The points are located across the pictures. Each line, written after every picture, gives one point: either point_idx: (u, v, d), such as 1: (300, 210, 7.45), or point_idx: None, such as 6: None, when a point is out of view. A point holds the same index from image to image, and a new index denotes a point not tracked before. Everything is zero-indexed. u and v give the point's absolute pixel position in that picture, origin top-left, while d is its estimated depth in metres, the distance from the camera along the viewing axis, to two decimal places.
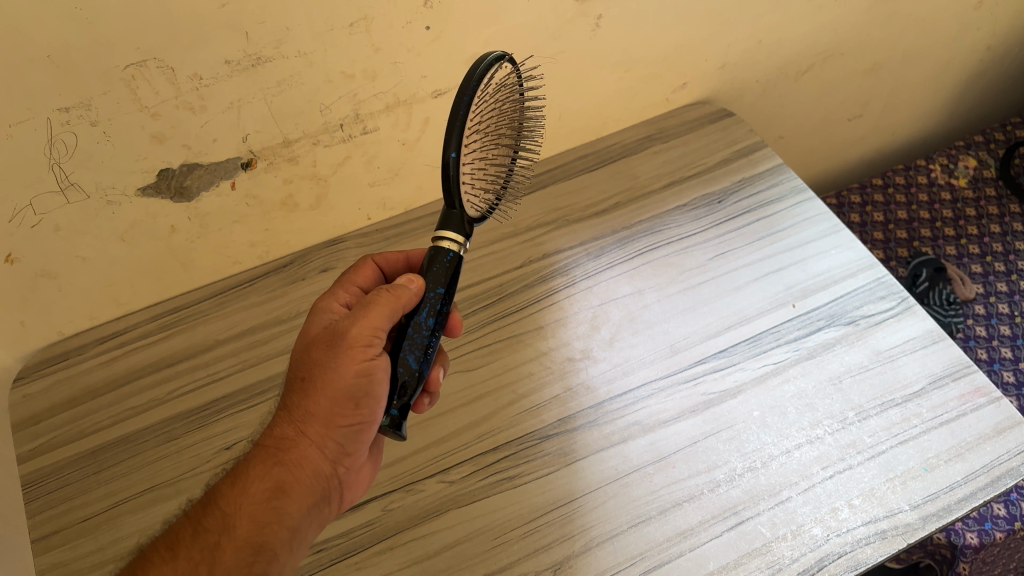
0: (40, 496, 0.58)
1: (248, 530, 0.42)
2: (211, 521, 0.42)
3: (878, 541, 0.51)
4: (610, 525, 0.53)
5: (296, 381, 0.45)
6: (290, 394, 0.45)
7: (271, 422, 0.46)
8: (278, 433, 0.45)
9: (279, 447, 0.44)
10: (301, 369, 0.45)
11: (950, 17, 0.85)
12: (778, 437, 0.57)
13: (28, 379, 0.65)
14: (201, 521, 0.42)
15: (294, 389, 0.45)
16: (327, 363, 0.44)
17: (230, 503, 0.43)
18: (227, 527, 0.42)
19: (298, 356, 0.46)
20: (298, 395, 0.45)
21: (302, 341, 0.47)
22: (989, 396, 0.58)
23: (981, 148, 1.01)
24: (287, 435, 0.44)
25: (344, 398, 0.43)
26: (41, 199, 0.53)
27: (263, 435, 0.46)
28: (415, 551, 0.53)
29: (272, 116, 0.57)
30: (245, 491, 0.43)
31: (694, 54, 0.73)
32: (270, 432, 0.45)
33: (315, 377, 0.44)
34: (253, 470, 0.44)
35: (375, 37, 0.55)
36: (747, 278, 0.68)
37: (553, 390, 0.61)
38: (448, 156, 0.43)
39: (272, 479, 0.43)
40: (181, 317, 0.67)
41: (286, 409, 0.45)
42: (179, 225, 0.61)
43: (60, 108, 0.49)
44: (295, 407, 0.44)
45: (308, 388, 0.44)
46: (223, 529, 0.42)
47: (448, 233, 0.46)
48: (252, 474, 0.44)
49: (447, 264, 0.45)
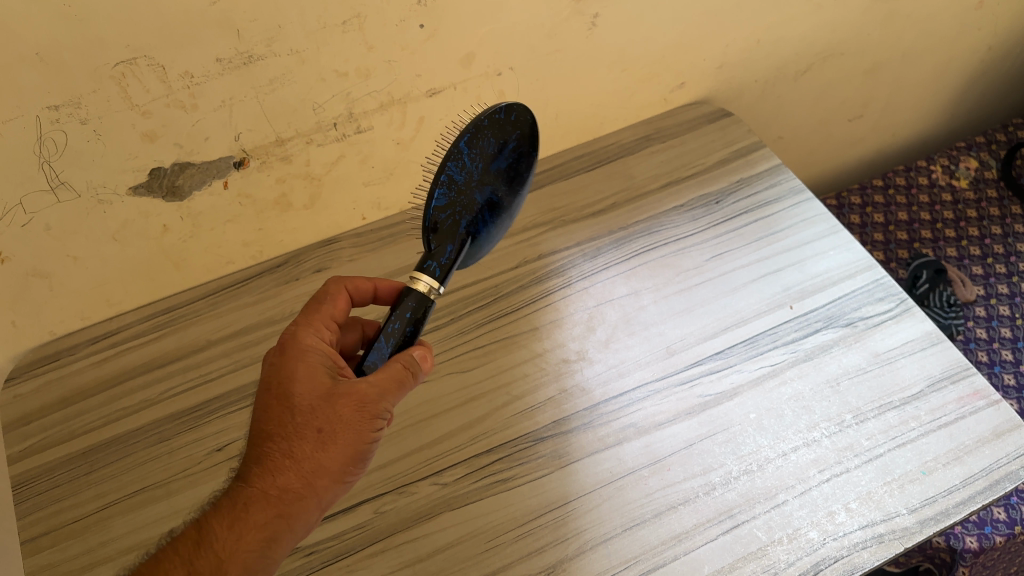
0: (31, 497, 0.58)
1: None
2: (204, 565, 0.40)
3: (875, 545, 0.50)
4: (603, 528, 0.52)
5: (306, 429, 0.42)
6: (298, 441, 0.42)
7: (270, 465, 0.42)
8: (283, 482, 0.42)
9: (281, 496, 0.42)
10: (315, 417, 0.42)
11: (950, 16, 0.84)
12: (774, 439, 0.56)
13: (20, 379, 0.64)
14: (191, 564, 0.40)
15: (304, 437, 0.42)
16: (349, 422, 0.43)
17: (224, 550, 0.41)
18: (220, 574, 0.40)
19: (308, 401, 0.43)
20: (310, 446, 0.42)
21: (310, 384, 0.43)
22: (988, 399, 0.57)
23: (982, 149, 1.00)
24: (293, 487, 0.42)
25: (358, 456, 0.43)
26: (32, 198, 0.53)
27: (258, 477, 0.42)
28: (407, 553, 0.52)
29: (265, 114, 0.56)
30: (241, 537, 0.41)
31: (692, 53, 0.72)
32: (270, 477, 0.42)
33: (336, 434, 0.42)
34: (251, 517, 0.41)
35: (368, 35, 0.55)
36: (744, 280, 0.67)
37: (548, 392, 0.60)
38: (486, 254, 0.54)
39: (270, 528, 0.42)
40: (174, 317, 0.67)
41: (291, 456, 0.42)
42: (172, 224, 0.61)
43: (50, 106, 0.48)
44: (307, 458, 0.42)
45: (324, 442, 0.42)
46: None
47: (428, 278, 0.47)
48: (249, 521, 0.41)
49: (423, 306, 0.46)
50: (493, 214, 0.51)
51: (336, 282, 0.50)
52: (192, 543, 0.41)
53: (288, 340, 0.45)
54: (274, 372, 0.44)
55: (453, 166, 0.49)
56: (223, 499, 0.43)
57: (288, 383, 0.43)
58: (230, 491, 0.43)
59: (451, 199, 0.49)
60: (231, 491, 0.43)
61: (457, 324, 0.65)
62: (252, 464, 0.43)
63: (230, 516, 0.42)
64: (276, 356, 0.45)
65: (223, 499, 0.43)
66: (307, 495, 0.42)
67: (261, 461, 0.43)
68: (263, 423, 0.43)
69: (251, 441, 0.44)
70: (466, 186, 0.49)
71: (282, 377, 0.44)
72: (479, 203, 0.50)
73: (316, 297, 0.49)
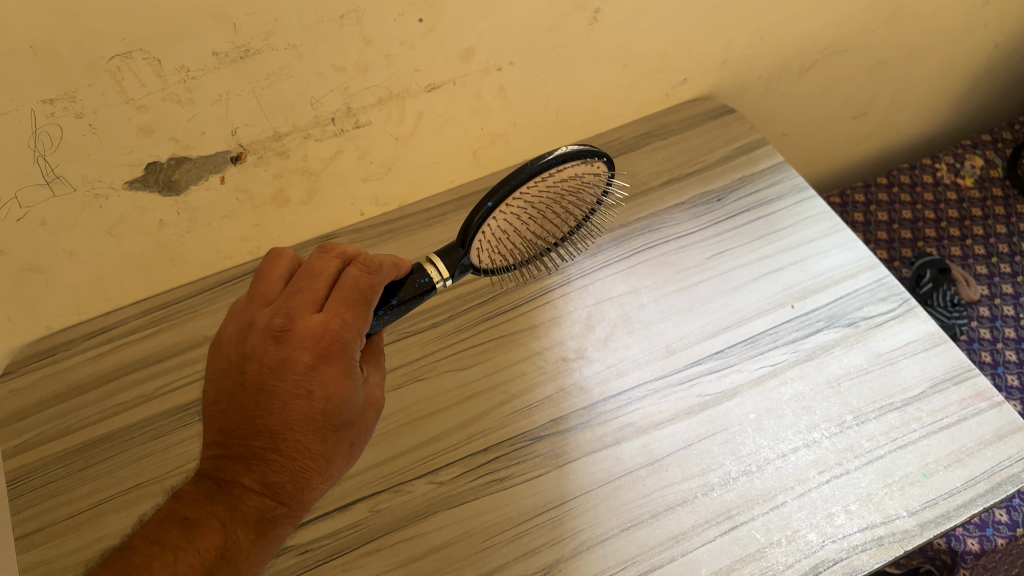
0: (26, 492, 0.58)
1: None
2: None
3: (874, 548, 0.50)
4: (601, 529, 0.52)
5: (344, 446, 0.43)
6: (332, 460, 0.43)
7: (302, 482, 0.42)
8: (309, 496, 0.43)
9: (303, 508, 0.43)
10: (350, 435, 0.44)
11: (958, 13, 0.83)
12: (773, 440, 0.56)
13: (15, 374, 0.64)
14: None
15: (338, 453, 0.43)
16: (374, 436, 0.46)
17: (246, 562, 0.40)
18: None
19: (350, 419, 0.43)
20: (342, 461, 0.44)
21: (354, 405, 0.43)
22: (991, 401, 0.57)
23: (988, 147, 0.99)
24: (316, 499, 0.43)
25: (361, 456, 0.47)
26: (26, 192, 0.53)
27: (288, 492, 0.42)
28: (403, 552, 0.52)
29: (262, 109, 0.56)
30: (261, 549, 0.41)
31: (694, 48, 0.71)
32: (300, 492, 0.42)
33: (362, 448, 0.45)
34: (277, 530, 0.42)
35: (366, 29, 0.54)
36: (746, 278, 0.67)
37: (547, 390, 0.60)
38: (484, 204, 0.45)
39: (284, 534, 0.43)
40: (170, 313, 0.67)
41: (325, 472, 0.43)
42: (168, 219, 0.60)
43: (45, 100, 0.48)
44: (337, 471, 0.44)
45: (351, 455, 0.44)
46: None
47: (440, 262, 0.47)
48: (273, 534, 0.41)
49: (421, 290, 0.47)
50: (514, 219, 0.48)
51: (372, 264, 0.44)
52: (213, 554, 0.39)
53: (336, 346, 0.42)
54: (319, 384, 0.41)
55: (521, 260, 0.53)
56: (243, 506, 0.41)
57: (336, 403, 0.42)
58: (251, 499, 0.41)
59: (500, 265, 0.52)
60: (253, 500, 0.41)
61: (454, 321, 0.65)
62: (280, 475, 0.42)
63: (256, 530, 0.41)
64: (322, 365, 0.41)
65: (245, 507, 0.41)
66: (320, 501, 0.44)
67: (289, 475, 0.42)
68: (296, 435, 0.41)
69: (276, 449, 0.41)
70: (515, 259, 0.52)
71: (331, 394, 0.41)
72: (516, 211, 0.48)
73: (359, 287, 0.43)
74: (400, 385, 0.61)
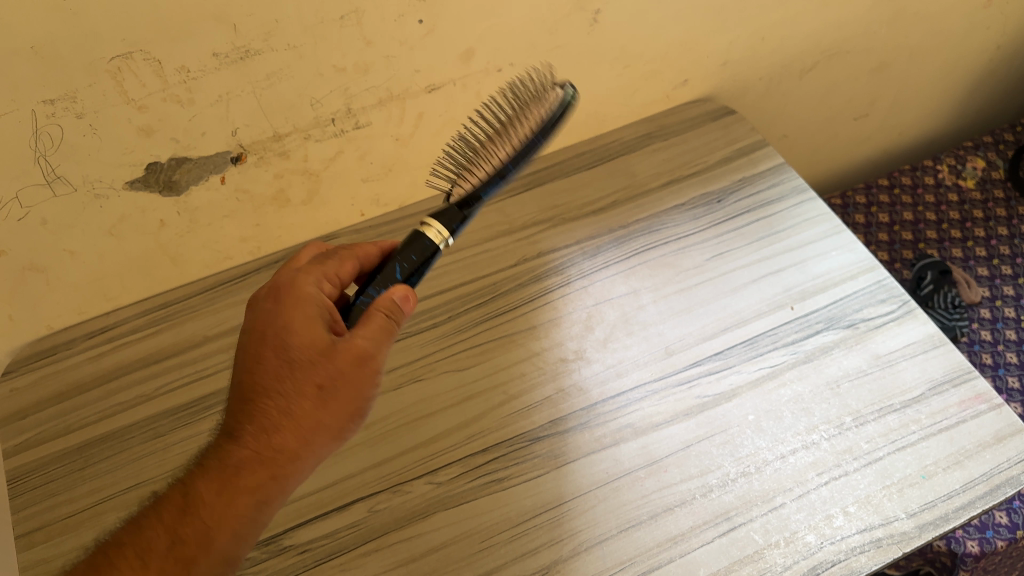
0: (26, 491, 0.58)
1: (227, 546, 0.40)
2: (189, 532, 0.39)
3: (873, 549, 0.50)
4: (599, 529, 0.52)
5: (308, 385, 0.42)
6: (297, 398, 0.42)
7: (264, 424, 0.42)
8: (276, 441, 0.41)
9: (272, 457, 0.41)
10: (315, 374, 0.42)
11: (959, 14, 0.83)
12: (772, 441, 0.56)
13: (16, 373, 0.64)
14: (175, 531, 0.39)
15: (303, 393, 0.42)
16: (353, 381, 0.43)
17: (212, 515, 0.40)
18: (206, 543, 0.39)
19: (307, 354, 0.42)
20: (309, 403, 0.42)
21: (308, 339, 0.42)
22: (990, 403, 0.57)
23: (990, 149, 0.99)
24: (286, 446, 0.42)
25: (356, 411, 0.43)
26: (27, 192, 0.53)
27: (252, 437, 0.41)
28: (401, 553, 0.52)
29: (262, 109, 0.56)
30: (229, 502, 0.40)
31: (695, 49, 0.71)
32: (263, 436, 0.41)
33: (337, 393, 0.42)
34: (241, 480, 0.41)
35: (366, 30, 0.54)
36: (746, 280, 0.66)
37: (546, 391, 0.60)
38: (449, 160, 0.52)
39: (260, 493, 0.41)
40: (171, 312, 0.67)
41: (288, 412, 0.42)
42: (169, 219, 0.60)
43: (46, 100, 0.48)
44: (306, 416, 0.42)
45: (323, 399, 0.42)
46: (202, 545, 0.39)
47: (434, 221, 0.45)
48: (239, 485, 0.41)
49: (417, 246, 0.45)
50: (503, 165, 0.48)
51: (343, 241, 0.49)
52: (178, 509, 0.40)
53: (285, 289, 0.45)
54: (270, 323, 0.44)
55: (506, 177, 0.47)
56: (210, 461, 0.42)
57: (287, 334, 0.43)
58: (218, 453, 0.42)
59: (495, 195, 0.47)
60: (219, 452, 0.42)
61: (454, 321, 0.65)
62: (243, 423, 0.42)
63: (219, 480, 0.41)
64: (272, 300, 0.44)
65: (210, 462, 0.41)
66: (301, 458, 0.42)
67: (252, 418, 0.42)
68: (257, 377, 0.43)
69: (241, 397, 0.43)
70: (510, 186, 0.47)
71: (279, 327, 0.43)
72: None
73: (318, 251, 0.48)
74: (400, 385, 0.61)
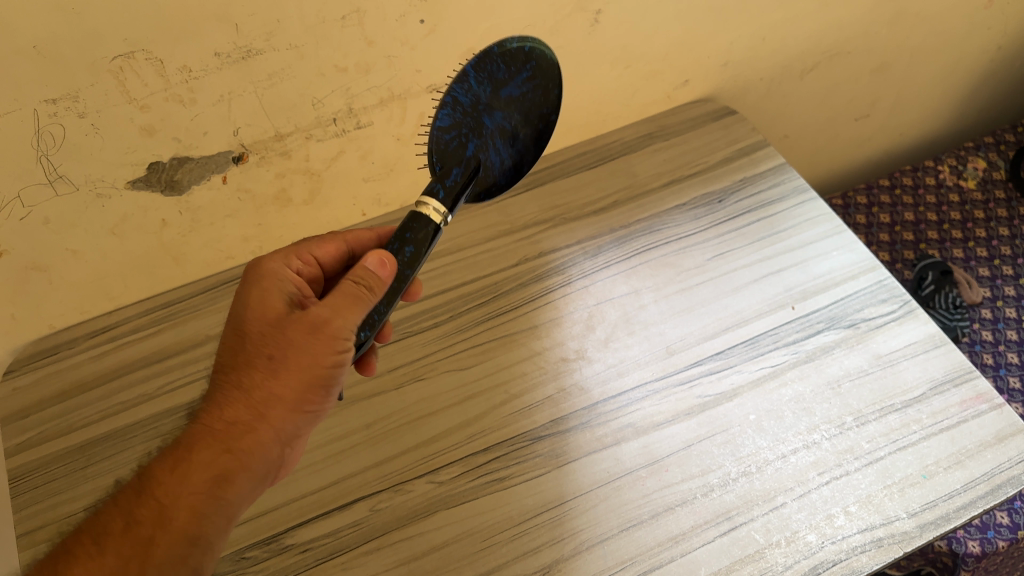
0: (28, 490, 0.58)
1: (186, 523, 0.40)
2: (144, 512, 0.39)
3: (874, 549, 0.50)
4: (601, 528, 0.52)
5: (259, 356, 0.43)
6: (248, 370, 0.43)
7: (219, 399, 0.43)
8: (230, 414, 0.42)
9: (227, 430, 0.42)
10: (264, 344, 0.43)
11: (960, 14, 0.83)
12: (773, 441, 0.56)
13: (18, 372, 0.64)
14: (130, 512, 0.40)
15: (255, 365, 0.43)
16: (301, 344, 0.42)
17: (167, 492, 0.40)
18: (162, 520, 0.39)
19: (259, 326, 0.44)
20: (260, 375, 0.43)
21: (261, 313, 0.44)
22: (991, 402, 0.57)
23: (991, 149, 0.99)
24: (240, 419, 0.42)
25: (315, 382, 0.43)
26: (30, 191, 0.53)
27: (209, 414, 0.43)
28: (402, 552, 0.52)
29: (264, 109, 0.56)
30: (185, 479, 0.41)
31: (696, 49, 0.71)
32: (218, 411, 0.42)
33: (288, 362, 0.42)
34: (196, 455, 0.41)
35: (368, 30, 0.54)
36: (746, 280, 0.67)
37: (546, 390, 0.60)
38: None
39: (217, 466, 0.41)
40: (173, 312, 0.67)
41: (241, 386, 0.43)
42: (170, 219, 0.61)
43: (48, 99, 0.48)
44: (256, 387, 0.43)
45: (274, 369, 0.43)
46: (158, 522, 0.39)
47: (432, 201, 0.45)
48: (194, 460, 0.41)
49: (422, 229, 0.44)
50: (504, 142, 0.50)
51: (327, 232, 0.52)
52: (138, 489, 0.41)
53: (251, 275, 0.48)
54: (235, 307, 0.47)
55: (457, 90, 0.49)
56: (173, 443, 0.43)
57: (243, 313, 0.45)
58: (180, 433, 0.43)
59: (455, 120, 0.49)
60: (182, 432, 0.43)
61: (455, 321, 0.65)
62: (204, 402, 0.44)
63: (174, 457, 0.41)
64: (240, 288, 0.48)
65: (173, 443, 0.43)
66: (258, 428, 0.42)
67: (211, 397, 0.43)
68: (222, 358, 0.45)
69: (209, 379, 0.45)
70: (472, 109, 0.49)
71: (240, 308, 0.46)
72: (490, 128, 0.49)
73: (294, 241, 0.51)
74: (401, 384, 0.61)
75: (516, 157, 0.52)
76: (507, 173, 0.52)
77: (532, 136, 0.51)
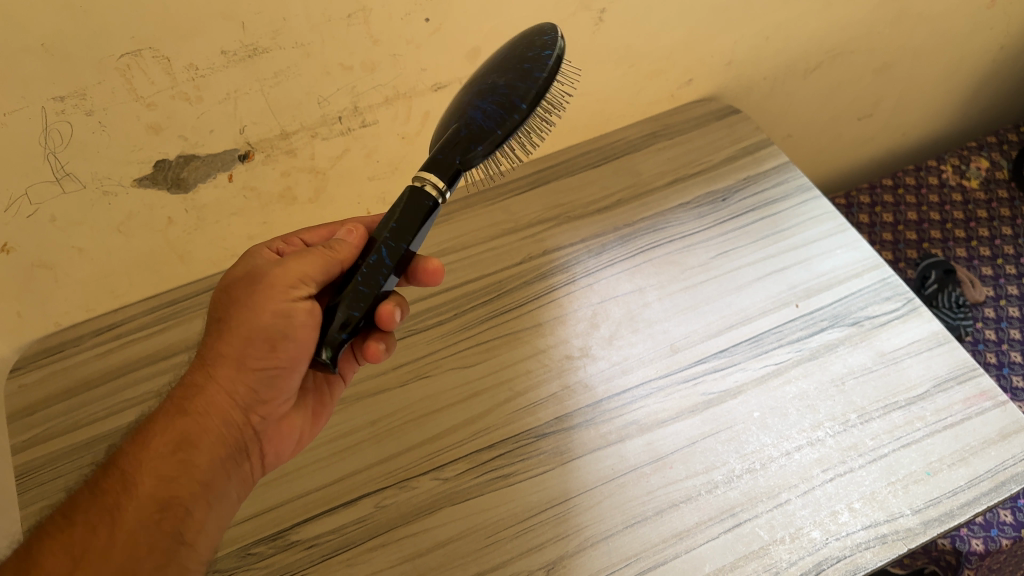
0: (33, 486, 0.58)
1: (151, 488, 0.42)
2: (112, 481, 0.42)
3: (878, 546, 0.50)
4: (606, 524, 0.52)
5: (212, 324, 0.46)
6: (206, 340, 0.47)
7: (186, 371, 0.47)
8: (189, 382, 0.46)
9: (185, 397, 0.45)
10: (216, 312, 0.47)
11: (963, 14, 0.83)
12: (778, 438, 0.56)
13: (24, 369, 0.65)
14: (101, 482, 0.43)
15: (210, 334, 0.46)
16: (242, 303, 0.45)
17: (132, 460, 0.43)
18: (126, 486, 0.42)
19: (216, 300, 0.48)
20: (212, 340, 0.46)
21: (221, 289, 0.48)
22: (995, 399, 0.57)
23: (994, 149, 0.99)
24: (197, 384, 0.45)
25: (258, 336, 0.44)
26: (37, 189, 0.53)
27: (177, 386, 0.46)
28: (407, 548, 0.52)
29: (270, 107, 0.56)
30: (149, 447, 0.43)
31: (700, 49, 0.72)
32: (183, 382, 0.46)
33: (230, 321, 0.45)
34: (161, 425, 0.44)
35: (373, 28, 0.55)
36: (750, 278, 0.67)
37: (551, 388, 0.60)
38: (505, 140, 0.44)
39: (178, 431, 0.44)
40: (178, 310, 0.67)
41: (200, 354, 0.46)
42: (176, 217, 0.61)
43: (55, 97, 0.49)
44: (208, 351, 0.46)
45: (221, 331, 0.45)
46: (122, 489, 0.42)
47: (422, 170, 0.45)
48: (159, 428, 0.44)
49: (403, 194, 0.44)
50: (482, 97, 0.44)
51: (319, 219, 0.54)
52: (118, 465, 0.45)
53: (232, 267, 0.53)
54: None
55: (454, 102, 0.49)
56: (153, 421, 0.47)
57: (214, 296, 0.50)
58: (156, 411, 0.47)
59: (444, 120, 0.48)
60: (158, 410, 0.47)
61: (460, 319, 0.65)
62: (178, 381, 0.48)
63: (142, 428, 0.45)
64: None
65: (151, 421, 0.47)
66: (211, 390, 0.45)
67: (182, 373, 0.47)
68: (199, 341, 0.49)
69: None
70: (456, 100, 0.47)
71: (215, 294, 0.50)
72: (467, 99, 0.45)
73: None
74: (406, 381, 0.62)
75: (502, 99, 0.43)
76: (497, 116, 0.43)
77: (511, 81, 0.44)
